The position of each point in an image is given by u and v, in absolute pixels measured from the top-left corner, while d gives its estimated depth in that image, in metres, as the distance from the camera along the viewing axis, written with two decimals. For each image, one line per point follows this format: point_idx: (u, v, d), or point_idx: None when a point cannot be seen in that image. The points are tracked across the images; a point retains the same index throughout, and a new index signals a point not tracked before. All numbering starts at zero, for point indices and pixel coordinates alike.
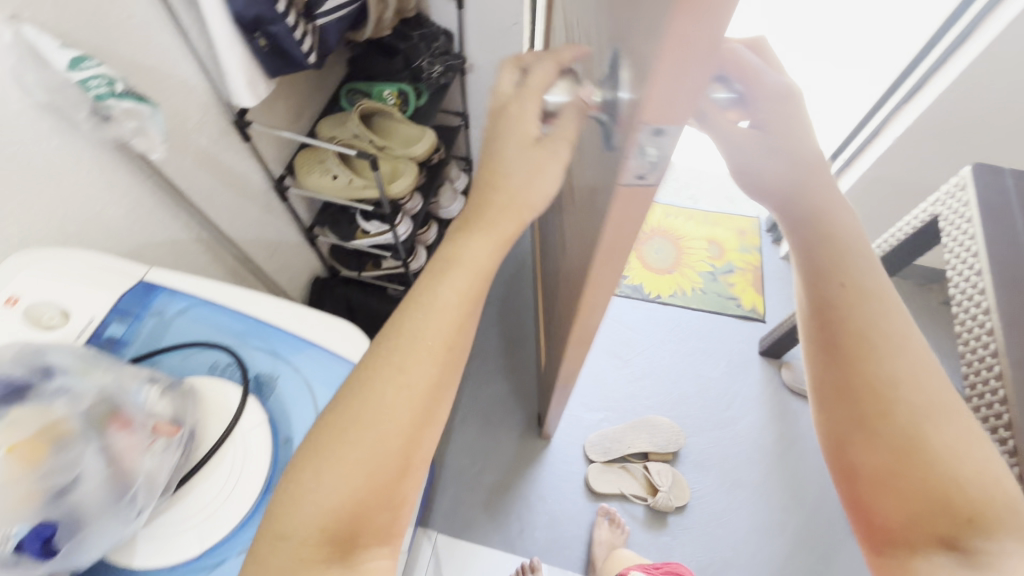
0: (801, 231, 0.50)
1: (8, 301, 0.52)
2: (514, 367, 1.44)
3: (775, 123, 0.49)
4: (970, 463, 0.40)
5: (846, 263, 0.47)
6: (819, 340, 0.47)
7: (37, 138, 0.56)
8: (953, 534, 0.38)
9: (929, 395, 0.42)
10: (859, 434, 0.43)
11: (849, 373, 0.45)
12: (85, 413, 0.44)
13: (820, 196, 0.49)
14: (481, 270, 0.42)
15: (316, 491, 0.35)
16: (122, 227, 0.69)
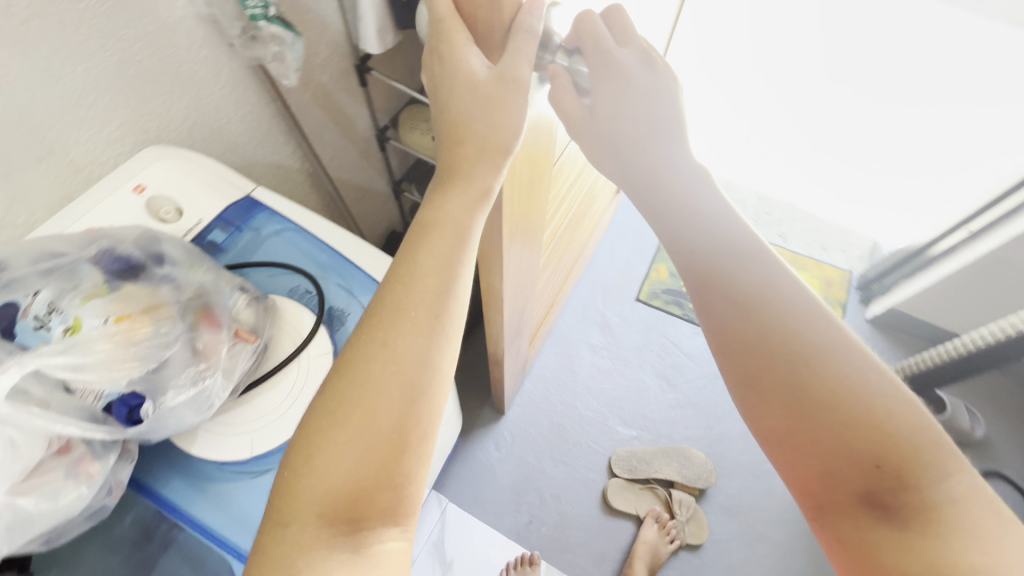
0: (652, 205, 0.51)
1: (136, 188, 0.57)
2: (558, 362, 1.43)
3: (608, 108, 0.47)
4: (868, 406, 0.41)
5: (698, 231, 0.48)
6: (700, 307, 0.48)
7: (192, 46, 0.61)
8: (869, 485, 0.40)
9: (800, 342, 0.44)
10: (761, 405, 0.44)
11: (737, 338, 0.46)
12: (183, 303, 0.47)
13: (662, 176, 0.50)
14: (461, 229, 0.45)
15: (316, 475, 0.37)
16: (239, 142, 0.74)
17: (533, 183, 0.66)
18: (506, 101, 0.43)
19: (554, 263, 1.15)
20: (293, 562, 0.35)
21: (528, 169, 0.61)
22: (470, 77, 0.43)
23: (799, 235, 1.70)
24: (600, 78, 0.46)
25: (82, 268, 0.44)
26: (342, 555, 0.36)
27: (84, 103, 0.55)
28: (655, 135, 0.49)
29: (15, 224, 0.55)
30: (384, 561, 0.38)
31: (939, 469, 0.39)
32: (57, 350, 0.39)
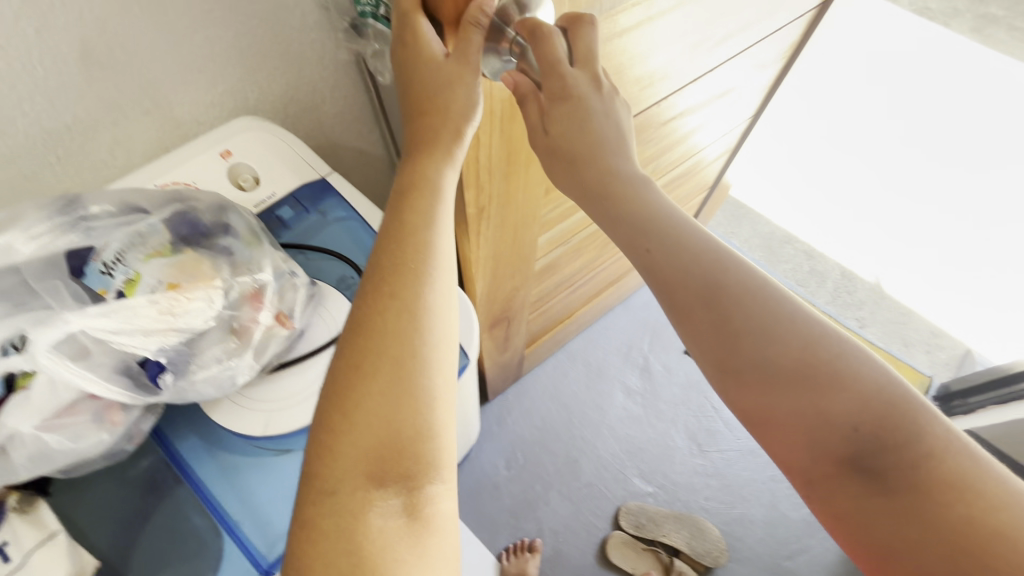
0: (600, 206, 0.50)
1: (224, 153, 0.61)
2: (588, 397, 1.38)
3: (566, 127, 0.51)
4: (833, 368, 0.39)
5: (652, 225, 0.47)
6: (658, 290, 0.46)
7: (302, 28, 0.63)
8: (854, 451, 0.38)
9: (763, 313, 0.42)
10: (732, 388, 0.43)
11: (699, 319, 0.44)
12: (231, 279, 0.47)
13: (615, 183, 0.50)
14: (432, 183, 0.50)
15: (351, 438, 0.40)
16: (329, 123, 0.76)
17: (509, 166, 0.70)
18: (463, 80, 0.50)
19: (576, 266, 1.13)
20: (353, 520, 0.38)
21: (497, 148, 0.65)
22: (431, 56, 0.50)
23: (879, 322, 1.58)
24: (558, 95, 0.50)
25: (152, 227, 0.45)
26: (392, 510, 0.39)
27: (194, 67, 0.58)
28: (611, 148, 0.51)
29: (115, 166, 0.59)
30: (438, 519, 0.40)
31: (917, 419, 0.37)
32: (104, 312, 0.39)
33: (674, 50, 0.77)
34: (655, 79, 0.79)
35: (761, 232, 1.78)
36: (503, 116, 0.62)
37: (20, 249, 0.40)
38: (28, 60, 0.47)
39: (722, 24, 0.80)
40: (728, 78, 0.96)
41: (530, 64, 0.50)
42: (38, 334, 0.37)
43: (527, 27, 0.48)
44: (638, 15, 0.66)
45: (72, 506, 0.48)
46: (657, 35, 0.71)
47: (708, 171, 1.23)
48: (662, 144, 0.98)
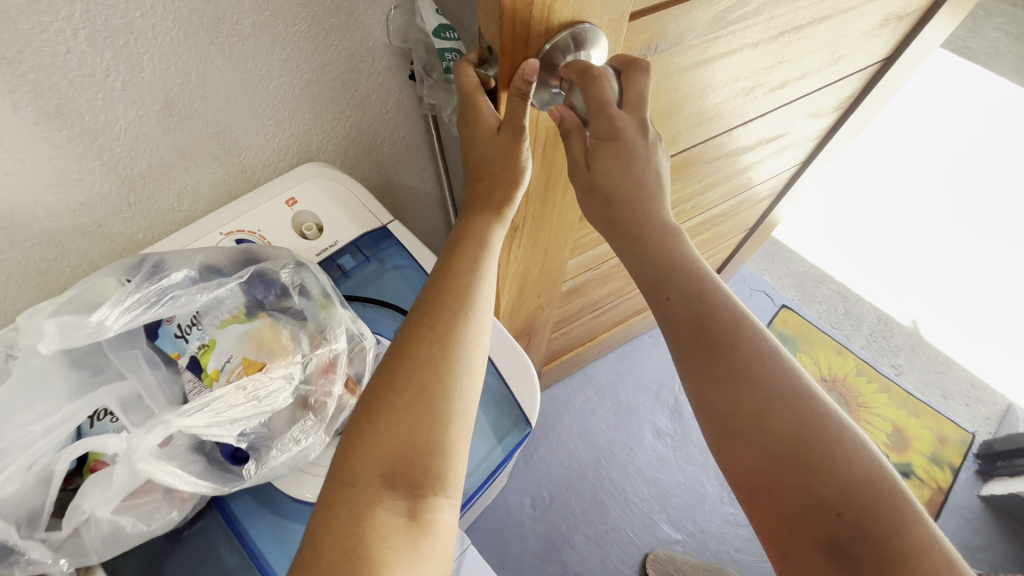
0: (632, 249, 0.48)
1: (289, 201, 0.60)
2: (617, 435, 1.35)
3: (609, 167, 0.46)
4: (828, 451, 0.40)
5: (676, 275, 0.46)
6: (673, 347, 0.47)
7: (371, 74, 0.61)
8: (835, 535, 0.39)
9: (770, 381, 0.43)
10: (729, 449, 0.44)
11: (709, 383, 0.45)
12: (307, 351, 0.44)
13: (648, 227, 0.47)
14: (480, 237, 0.49)
15: (371, 442, 0.39)
16: (389, 162, 0.74)
17: (546, 190, 0.60)
18: (513, 153, 0.48)
19: (605, 292, 1.00)
20: (359, 514, 0.36)
21: (536, 177, 0.56)
22: (485, 126, 0.48)
23: (917, 371, 1.48)
24: (605, 136, 0.45)
25: (230, 291, 0.44)
26: (396, 509, 0.37)
27: (265, 113, 0.57)
28: (652, 194, 0.47)
29: (181, 211, 0.58)
30: (438, 530, 0.38)
31: (901, 518, 0.38)
32: (199, 407, 0.38)
33: (728, 93, 0.67)
34: (705, 120, 0.69)
35: (794, 270, 1.66)
36: (547, 144, 0.53)
37: (111, 327, 0.39)
38: (114, 112, 0.47)
39: (777, 72, 0.69)
40: (783, 123, 0.84)
41: (577, 103, 0.45)
42: (138, 434, 0.35)
43: (576, 70, 0.43)
44: (695, 56, 0.57)
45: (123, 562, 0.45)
46: (714, 77, 0.61)
47: (753, 210, 1.15)
48: (708, 181, 0.86)
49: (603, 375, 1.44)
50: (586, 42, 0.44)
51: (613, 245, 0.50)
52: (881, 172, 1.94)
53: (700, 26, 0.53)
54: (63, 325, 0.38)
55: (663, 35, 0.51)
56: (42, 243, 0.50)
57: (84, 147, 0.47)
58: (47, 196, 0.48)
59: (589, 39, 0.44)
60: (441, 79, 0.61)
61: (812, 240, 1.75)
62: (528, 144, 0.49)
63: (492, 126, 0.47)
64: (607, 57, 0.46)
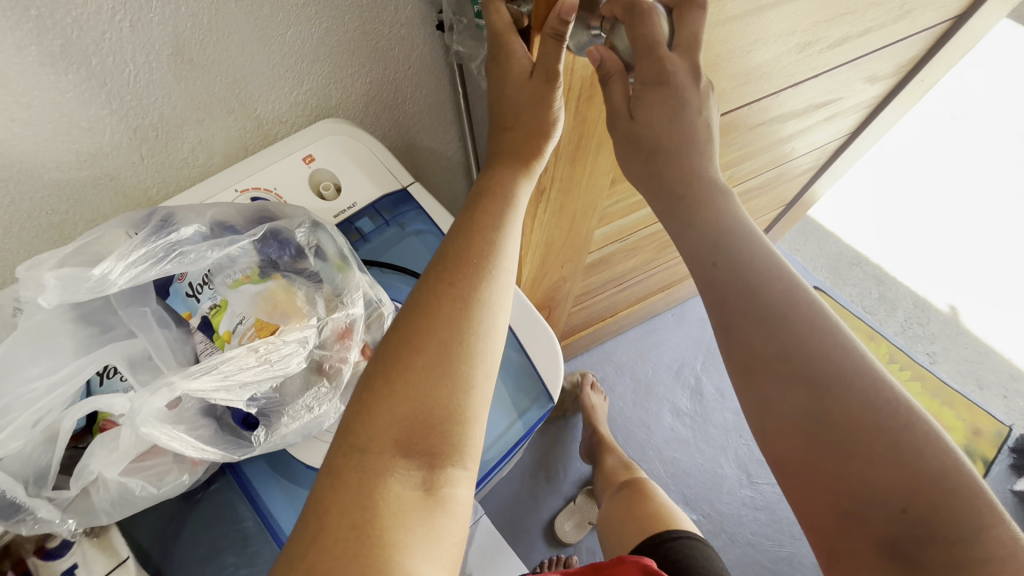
0: (676, 211, 0.44)
1: (306, 158, 0.57)
2: (635, 412, 1.32)
3: (653, 117, 0.42)
4: (891, 442, 0.37)
5: (725, 242, 0.42)
6: (717, 321, 0.43)
7: (393, 25, 0.57)
8: (895, 533, 0.36)
9: (825, 363, 0.39)
10: (775, 433, 0.41)
11: (756, 361, 0.41)
12: (323, 315, 0.42)
13: (693, 187, 0.43)
14: (505, 194, 0.46)
15: (389, 406, 0.36)
16: (411, 121, 0.70)
17: (578, 149, 0.56)
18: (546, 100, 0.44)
19: (630, 265, 0.96)
20: (370, 483, 0.34)
21: (567, 135, 0.52)
22: (518, 69, 0.44)
23: (954, 360, 1.41)
24: (651, 80, 0.41)
25: (242, 250, 0.42)
26: (410, 480, 0.35)
27: (282, 64, 0.53)
28: (696, 151, 0.43)
29: (195, 166, 0.56)
30: (453, 507, 0.35)
31: (975, 519, 0.34)
32: (206, 369, 0.36)
33: (781, 48, 0.61)
34: (753, 79, 0.63)
35: (828, 251, 1.58)
36: (582, 95, 0.48)
37: (115, 281, 0.36)
38: (123, 55, 0.44)
39: (837, 26, 0.62)
40: (835, 87, 0.77)
41: (619, 45, 0.41)
42: (140, 397, 0.34)
43: (621, 5, 0.39)
44: (749, 3, 0.51)
45: (135, 524, 0.45)
46: (767, 28, 0.56)
47: (791, 185, 1.08)
48: (749, 150, 0.80)
49: (623, 352, 1.40)
50: None
51: (652, 208, 0.46)
52: (927, 150, 1.83)
53: None
54: (62, 278, 0.35)
55: None
56: (51, 195, 0.48)
57: (93, 93, 0.44)
58: (54, 144, 0.45)
59: None
60: (471, 26, 0.56)
61: (851, 224, 1.65)
62: (561, 91, 0.45)
63: (524, 68, 0.44)
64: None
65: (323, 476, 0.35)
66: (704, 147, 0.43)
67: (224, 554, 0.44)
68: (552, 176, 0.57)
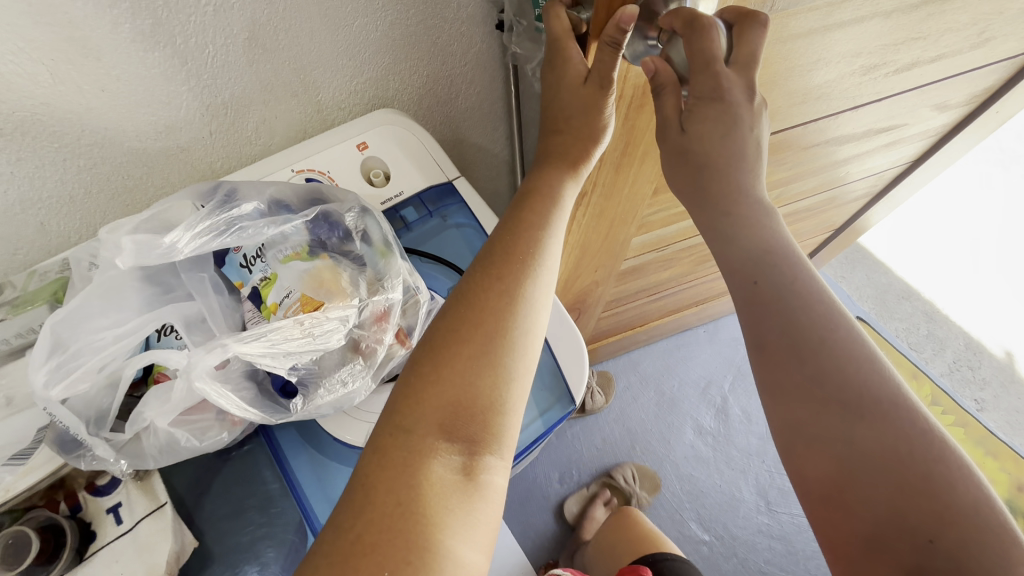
0: (717, 226, 0.44)
1: (359, 145, 0.60)
2: (656, 424, 1.30)
3: (706, 131, 0.42)
4: (924, 471, 0.36)
5: (769, 259, 0.42)
6: (751, 337, 0.43)
7: (454, 21, 0.59)
8: (919, 564, 0.34)
9: (860, 387, 0.38)
10: (803, 453, 0.40)
11: (788, 381, 0.41)
12: (364, 297, 0.44)
13: (745, 203, 0.43)
14: (550, 195, 0.47)
15: (431, 389, 0.37)
16: (461, 116, 0.72)
17: (624, 156, 0.56)
18: (596, 105, 0.45)
19: (665, 277, 0.95)
20: (415, 464, 0.35)
21: (615, 141, 0.52)
22: (572, 74, 0.45)
23: (1004, 410, 1.33)
24: (706, 95, 0.40)
25: (295, 229, 0.44)
26: (451, 464, 0.36)
27: (347, 53, 0.56)
28: (749, 165, 0.43)
29: (258, 144, 0.59)
30: (491, 493, 0.37)
31: (1008, 556, 0.32)
32: (256, 336, 0.38)
33: (844, 69, 0.59)
34: (811, 98, 0.61)
35: (875, 281, 1.52)
36: (632, 103, 0.49)
37: (182, 250, 0.39)
38: (205, 36, 0.47)
39: (908, 50, 0.60)
40: (900, 113, 0.74)
41: (675, 57, 0.41)
42: (196, 354, 0.36)
43: (681, 19, 0.39)
44: (815, 21, 0.50)
45: (176, 471, 0.48)
46: (830, 48, 0.55)
47: (843, 210, 1.04)
48: (800, 170, 0.78)
49: (648, 363, 1.39)
50: None
51: (698, 221, 0.46)
52: (996, 186, 1.72)
53: None
54: (138, 243, 0.38)
55: None
56: (129, 161, 0.52)
57: (174, 70, 0.48)
58: (135, 114, 0.49)
59: None
60: (530, 28, 0.57)
61: (905, 256, 1.58)
62: (612, 98, 0.46)
63: (579, 75, 0.45)
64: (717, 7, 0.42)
65: (367, 454, 0.36)
66: (755, 162, 0.43)
67: (247, 512, 0.47)
68: (593, 180, 0.58)
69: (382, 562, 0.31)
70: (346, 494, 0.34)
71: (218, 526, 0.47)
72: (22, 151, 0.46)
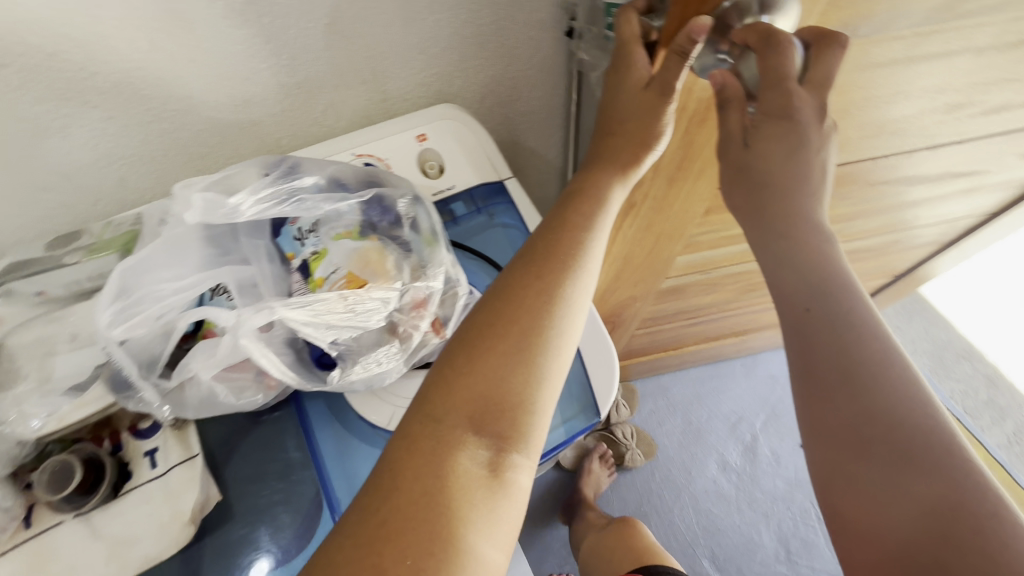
0: (772, 250, 0.42)
1: (418, 136, 0.62)
2: (678, 453, 1.27)
3: (770, 150, 0.40)
4: (976, 527, 0.33)
5: (823, 289, 0.40)
6: (796, 366, 0.41)
7: (525, 24, 0.60)
8: None
9: (911, 431, 0.36)
10: (843, 495, 0.38)
11: (832, 416, 0.39)
12: (406, 282, 0.45)
13: (805, 230, 0.41)
14: (596, 199, 0.46)
15: (462, 379, 0.38)
16: (520, 118, 0.72)
17: (678, 172, 0.56)
18: (655, 113, 0.45)
19: (706, 302, 0.92)
20: (443, 454, 0.35)
21: (671, 154, 0.52)
22: (635, 79, 0.45)
23: None
24: (775, 113, 0.39)
25: (350, 208, 0.46)
26: (479, 459, 0.36)
27: (418, 47, 0.58)
28: (812, 190, 0.41)
29: (323, 127, 0.62)
30: (515, 492, 0.36)
31: None
32: (302, 303, 0.39)
33: (926, 104, 0.56)
34: (885, 133, 0.59)
35: (933, 336, 1.43)
36: (694, 117, 0.49)
37: (244, 212, 0.41)
38: (290, 19, 0.49)
39: (998, 91, 0.56)
40: (982, 157, 0.70)
41: (746, 72, 0.40)
42: (245, 313, 0.38)
43: (757, 33, 0.38)
44: (899, 51, 0.48)
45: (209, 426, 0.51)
46: (912, 81, 0.52)
47: (906, 256, 0.99)
48: (864, 208, 0.74)
49: (677, 389, 1.35)
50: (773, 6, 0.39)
51: (752, 243, 0.44)
52: None
53: (916, 15, 0.45)
54: (206, 201, 0.40)
55: (866, 17, 0.44)
56: (205, 130, 0.55)
57: (258, 48, 0.50)
58: (218, 87, 0.52)
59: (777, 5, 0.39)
60: (598, 37, 0.56)
61: (968, 314, 1.48)
62: (673, 108, 0.46)
63: (641, 80, 0.45)
64: (797, 25, 0.41)
65: (396, 439, 0.36)
66: (818, 186, 0.41)
67: (268, 477, 0.48)
68: (644, 192, 0.57)
69: (406, 550, 0.31)
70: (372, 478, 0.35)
71: (240, 485, 0.48)
72: (115, 110, 0.49)
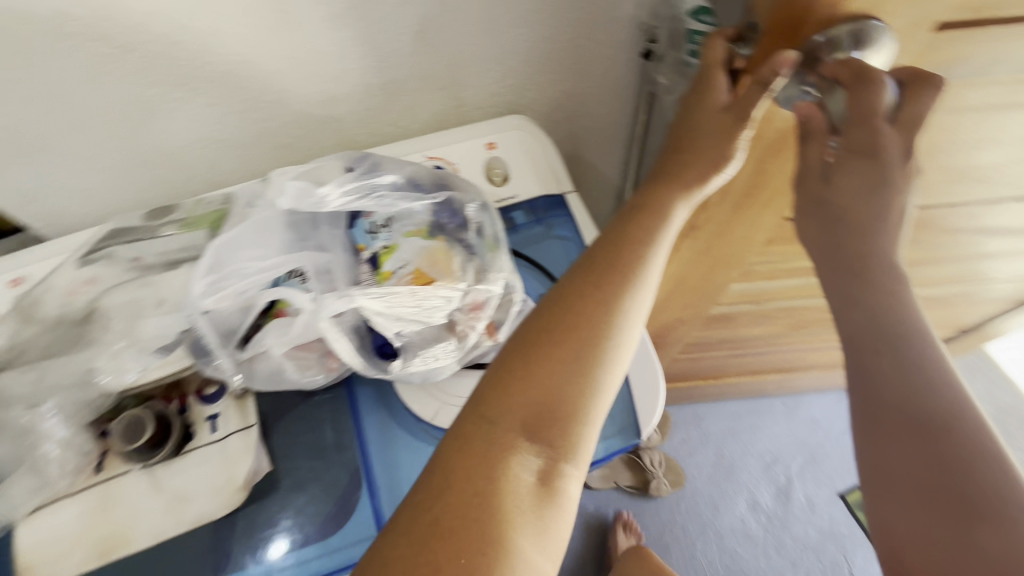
0: (843, 288, 0.41)
1: (488, 145, 0.64)
2: (707, 485, 1.23)
3: (849, 185, 0.41)
4: None
5: (894, 331, 0.39)
6: (858, 411, 0.40)
7: (603, 43, 0.61)
8: None
9: (984, 488, 0.34)
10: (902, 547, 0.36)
11: (896, 465, 0.37)
12: (469, 283, 0.47)
13: (881, 270, 0.40)
14: (661, 214, 0.46)
15: (519, 383, 0.39)
16: (585, 133, 0.74)
17: (746, 199, 0.56)
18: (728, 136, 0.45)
19: (754, 334, 0.90)
20: (496, 457, 0.36)
21: (741, 179, 0.52)
22: (713, 101, 0.45)
23: None
24: (858, 150, 0.39)
25: (422, 209, 0.49)
26: (531, 466, 0.36)
27: (497, 58, 0.60)
28: (892, 229, 0.40)
29: (398, 127, 0.64)
30: (564, 501, 0.37)
31: None
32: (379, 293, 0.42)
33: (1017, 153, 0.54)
34: (968, 179, 0.56)
35: (996, 399, 1.34)
36: (771, 145, 0.49)
37: (330, 203, 0.45)
38: (384, 25, 0.52)
39: None
40: None
41: (832, 107, 0.39)
42: (326, 299, 0.41)
43: (850, 68, 0.38)
44: (995, 96, 0.46)
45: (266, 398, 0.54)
46: (1004, 128, 0.50)
47: (975, 310, 0.93)
48: (935, 255, 0.71)
49: (711, 420, 1.32)
50: (867, 42, 0.38)
51: (822, 280, 0.44)
52: None
53: (1018, 60, 0.43)
54: (298, 189, 0.44)
55: (963, 60, 0.43)
56: (292, 122, 0.59)
57: (351, 50, 0.54)
58: (309, 82, 0.56)
59: (871, 41, 0.38)
60: (676, 62, 0.57)
61: None
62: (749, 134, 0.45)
63: (719, 103, 0.45)
64: (890, 62, 0.40)
65: (452, 436, 0.37)
66: (898, 224, 0.40)
67: (314, 454, 0.50)
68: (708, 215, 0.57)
69: (457, 547, 0.32)
70: (427, 472, 0.36)
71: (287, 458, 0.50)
72: (218, 97, 0.53)
